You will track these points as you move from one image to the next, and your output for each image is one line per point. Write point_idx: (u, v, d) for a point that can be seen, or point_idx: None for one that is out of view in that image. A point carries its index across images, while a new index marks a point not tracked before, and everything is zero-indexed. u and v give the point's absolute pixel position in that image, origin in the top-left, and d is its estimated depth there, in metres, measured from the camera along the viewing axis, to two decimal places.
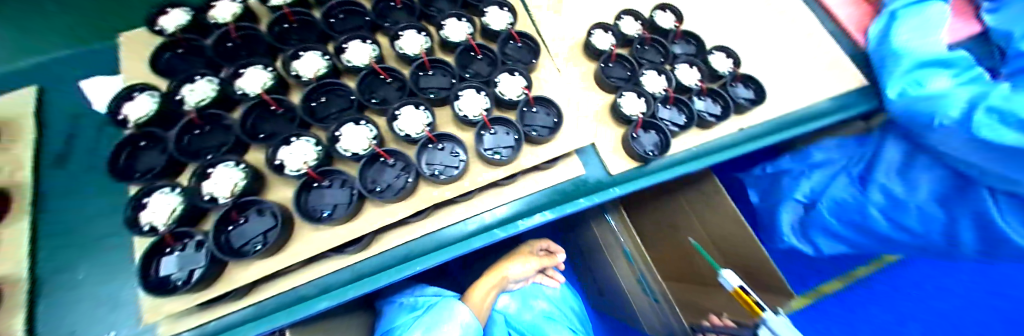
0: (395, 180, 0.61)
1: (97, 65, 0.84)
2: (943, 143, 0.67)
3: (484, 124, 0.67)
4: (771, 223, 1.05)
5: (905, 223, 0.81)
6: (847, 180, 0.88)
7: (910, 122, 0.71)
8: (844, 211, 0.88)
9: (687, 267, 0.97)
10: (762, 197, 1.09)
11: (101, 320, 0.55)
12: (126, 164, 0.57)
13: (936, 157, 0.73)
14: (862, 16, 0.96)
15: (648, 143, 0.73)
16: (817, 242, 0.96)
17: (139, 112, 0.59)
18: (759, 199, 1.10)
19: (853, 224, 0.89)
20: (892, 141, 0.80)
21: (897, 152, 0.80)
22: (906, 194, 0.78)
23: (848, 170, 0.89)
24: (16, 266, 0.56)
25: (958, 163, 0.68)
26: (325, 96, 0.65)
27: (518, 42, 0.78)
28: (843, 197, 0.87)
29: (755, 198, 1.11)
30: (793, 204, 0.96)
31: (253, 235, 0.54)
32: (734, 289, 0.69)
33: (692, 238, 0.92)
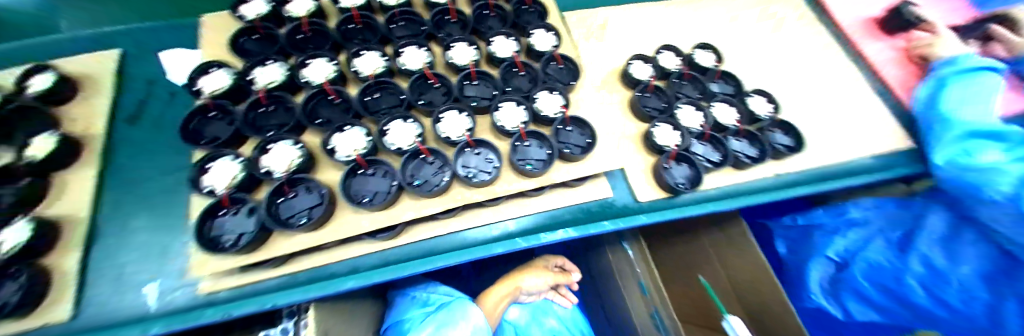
0: (433, 177, 0.64)
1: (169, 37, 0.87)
2: (994, 219, 0.64)
3: (521, 135, 0.70)
4: (797, 278, 0.96)
5: (950, 300, 0.73)
6: (884, 244, 0.84)
7: (960, 193, 0.69)
8: (881, 276, 0.81)
9: (704, 313, 0.89)
10: (790, 248, 1.01)
11: (145, 269, 0.58)
12: (195, 130, 0.63)
13: (981, 229, 0.72)
14: (905, 78, 0.96)
15: (679, 175, 0.74)
16: (849, 306, 0.86)
17: (213, 85, 0.65)
18: (787, 250, 1.02)
19: (890, 292, 0.81)
20: (937, 211, 0.79)
21: (941, 221, 0.78)
22: (949, 267, 0.73)
23: (885, 233, 0.86)
24: (79, 207, 0.60)
25: (1002, 240, 0.66)
26: (378, 93, 0.70)
27: (560, 63, 0.81)
28: (878, 261, 0.82)
29: (783, 248, 1.03)
30: (824, 262, 0.89)
31: (299, 209, 0.58)
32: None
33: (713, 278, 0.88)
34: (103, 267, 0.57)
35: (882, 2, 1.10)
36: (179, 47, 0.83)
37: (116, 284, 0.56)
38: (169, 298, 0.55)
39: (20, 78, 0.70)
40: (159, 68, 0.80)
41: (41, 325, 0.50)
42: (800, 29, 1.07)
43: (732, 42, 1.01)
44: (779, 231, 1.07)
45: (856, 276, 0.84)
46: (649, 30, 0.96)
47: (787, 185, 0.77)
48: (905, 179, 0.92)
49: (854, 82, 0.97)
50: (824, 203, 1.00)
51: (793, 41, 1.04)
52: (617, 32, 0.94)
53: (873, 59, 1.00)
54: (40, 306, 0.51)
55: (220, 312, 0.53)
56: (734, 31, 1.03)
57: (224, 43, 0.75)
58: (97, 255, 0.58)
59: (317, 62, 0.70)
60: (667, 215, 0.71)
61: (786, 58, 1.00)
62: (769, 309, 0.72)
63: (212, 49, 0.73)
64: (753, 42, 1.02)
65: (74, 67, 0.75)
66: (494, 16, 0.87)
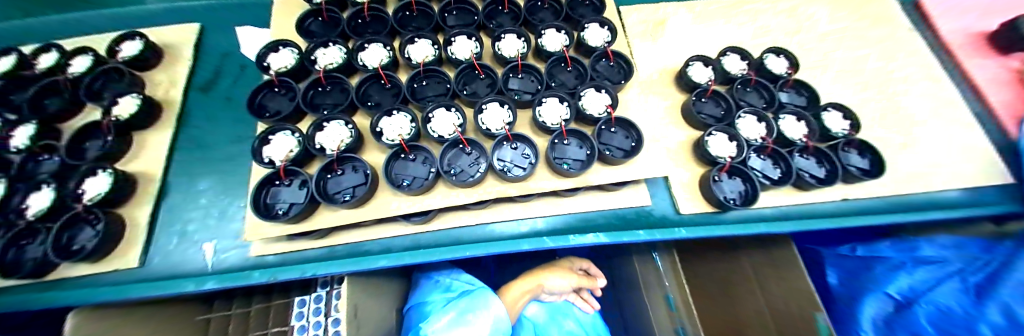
0: (469, 167, 0.64)
1: (239, 11, 0.89)
2: None
3: (561, 133, 0.68)
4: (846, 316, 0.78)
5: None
6: (958, 286, 0.69)
7: None
8: (950, 324, 0.66)
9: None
10: (843, 279, 0.83)
11: (208, 228, 0.64)
12: (259, 104, 0.67)
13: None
14: (1018, 103, 0.83)
15: (730, 189, 0.70)
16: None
17: (282, 64, 0.71)
18: (838, 281, 0.84)
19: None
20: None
21: None
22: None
23: (962, 275, 0.71)
24: (155, 165, 0.67)
25: None
26: (426, 81, 0.72)
27: (610, 61, 0.78)
28: (948, 304, 0.68)
29: (832, 279, 0.85)
30: (883, 300, 0.74)
31: (345, 187, 0.61)
32: None
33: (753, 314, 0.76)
34: (171, 221, 0.64)
35: (998, 17, 0.95)
36: (250, 24, 0.87)
37: (180, 239, 0.62)
38: (221, 257, 0.61)
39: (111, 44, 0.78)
40: (231, 42, 0.85)
41: (111, 270, 0.57)
42: (892, 39, 0.95)
43: (805, 49, 0.92)
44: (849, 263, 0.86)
45: (918, 316, 0.69)
46: (712, 32, 0.90)
47: (857, 211, 0.72)
48: (996, 221, 0.80)
49: (954, 103, 0.84)
50: (891, 235, 0.84)
51: (882, 52, 0.92)
52: (676, 32, 0.88)
53: (977, 80, 0.88)
54: (112, 252, 0.58)
55: (270, 274, 0.57)
56: (807, 36, 0.94)
57: (291, 23, 0.79)
58: (165, 209, 0.65)
59: (373, 47, 0.73)
60: (706, 231, 0.66)
61: (869, 70, 0.89)
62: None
63: (279, 28, 0.77)
64: (832, 51, 0.92)
65: (159, 38, 0.83)
66: (547, 8, 0.85)
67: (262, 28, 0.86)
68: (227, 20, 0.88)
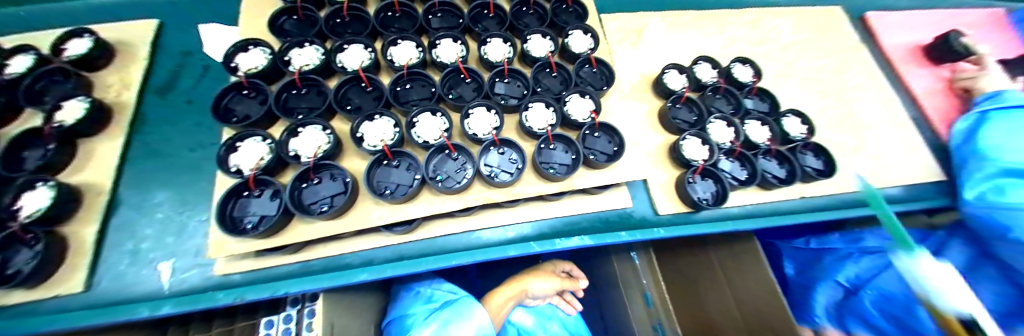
0: (456, 173, 0.63)
1: (200, 5, 0.82)
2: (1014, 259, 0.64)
3: (547, 137, 0.68)
4: (802, 301, 0.86)
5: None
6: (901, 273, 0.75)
7: (982, 227, 0.69)
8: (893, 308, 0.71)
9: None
10: (799, 269, 0.90)
11: (167, 245, 0.58)
12: (226, 107, 0.63)
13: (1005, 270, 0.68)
14: (948, 108, 0.96)
15: (703, 190, 0.74)
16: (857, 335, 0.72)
17: (251, 64, 0.66)
18: (794, 271, 0.92)
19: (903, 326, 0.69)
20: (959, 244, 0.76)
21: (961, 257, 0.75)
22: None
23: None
24: (103, 175, 0.60)
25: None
26: (409, 84, 0.70)
27: (594, 67, 0.80)
28: (893, 291, 0.72)
29: (789, 269, 0.93)
30: (834, 287, 0.81)
31: (323, 196, 0.58)
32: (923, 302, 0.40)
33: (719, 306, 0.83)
34: (121, 238, 0.58)
35: (926, 34, 1.08)
36: (215, 21, 0.81)
37: (132, 259, 0.56)
38: (181, 278, 0.56)
39: (55, 41, 0.68)
40: (194, 40, 0.78)
41: (52, 295, 0.51)
42: (845, 49, 1.05)
43: (770, 58, 0.99)
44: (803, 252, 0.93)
45: (864, 302, 0.74)
46: (688, 41, 0.95)
47: (813, 208, 0.78)
48: (928, 213, 0.91)
49: (894, 110, 0.94)
50: (839, 229, 0.93)
51: (834, 62, 1.02)
52: (654, 40, 0.92)
53: (912, 89, 1.00)
54: (52, 277, 0.52)
55: (236, 295, 0.54)
56: (773, 47, 1.02)
57: (262, 21, 0.74)
58: (115, 226, 0.59)
59: (353, 48, 0.70)
60: (684, 230, 0.70)
61: (826, 78, 0.98)
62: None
63: (247, 26, 0.72)
64: (793, 61, 1.00)
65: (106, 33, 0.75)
66: (532, 13, 0.86)
67: (227, 25, 0.81)
68: (187, 16, 0.81)
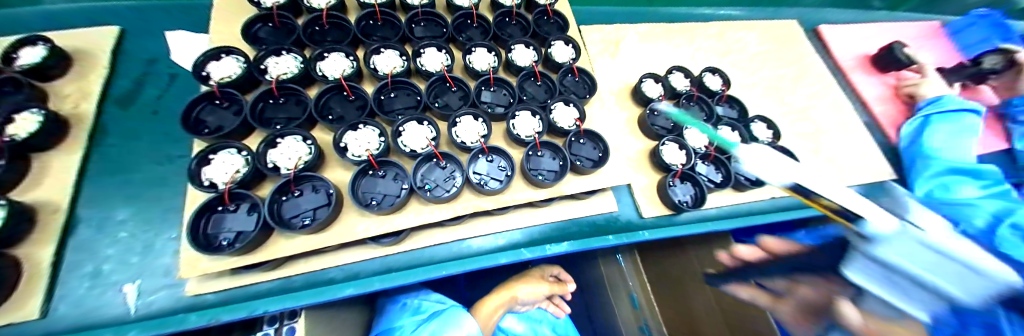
0: (444, 182, 0.63)
1: (166, 11, 0.78)
2: None
3: (535, 145, 0.69)
4: None
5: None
6: None
7: None
8: None
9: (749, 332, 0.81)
10: None
11: (133, 266, 0.54)
12: (197, 118, 0.59)
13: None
14: (895, 113, 1.05)
15: (683, 193, 0.76)
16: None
17: (224, 73, 0.63)
18: None
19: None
20: None
21: None
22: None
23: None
24: (59, 192, 0.55)
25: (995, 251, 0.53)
26: (394, 93, 0.69)
27: (576, 76, 0.82)
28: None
29: None
30: None
31: (305, 209, 0.56)
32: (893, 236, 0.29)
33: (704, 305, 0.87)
34: (81, 260, 0.53)
35: (875, 44, 1.18)
36: (184, 28, 0.78)
37: (93, 282, 0.52)
38: (148, 300, 0.52)
39: (6, 49, 0.63)
40: (161, 47, 0.74)
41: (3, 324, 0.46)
42: (805, 59, 1.13)
43: (739, 68, 1.05)
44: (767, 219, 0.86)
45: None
46: (664, 51, 1.00)
47: (784, 208, 0.83)
48: None
49: (851, 116, 1.02)
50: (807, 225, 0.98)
51: (795, 70, 1.09)
52: (631, 51, 0.96)
53: (867, 96, 1.08)
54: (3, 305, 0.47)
55: (209, 316, 0.51)
56: (740, 57, 1.08)
57: (235, 28, 0.71)
58: (73, 247, 0.54)
59: (334, 56, 0.68)
60: (666, 233, 0.73)
61: (789, 86, 1.06)
62: None
63: (218, 33, 0.69)
64: (759, 70, 1.07)
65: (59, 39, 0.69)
66: (516, 23, 0.87)
67: (197, 32, 0.77)
68: (153, 23, 0.76)
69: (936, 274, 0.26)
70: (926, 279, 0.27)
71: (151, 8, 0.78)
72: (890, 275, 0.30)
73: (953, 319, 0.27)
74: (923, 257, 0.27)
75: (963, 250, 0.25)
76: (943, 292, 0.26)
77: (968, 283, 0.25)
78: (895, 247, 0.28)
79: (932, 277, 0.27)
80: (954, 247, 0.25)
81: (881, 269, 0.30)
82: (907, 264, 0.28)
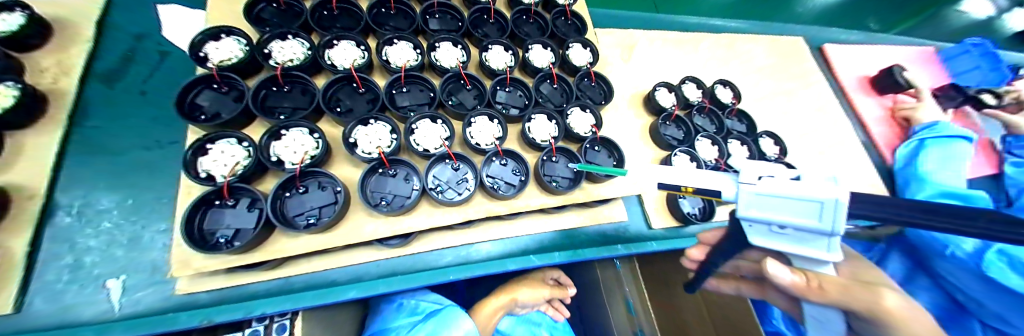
0: (456, 184, 0.60)
1: None
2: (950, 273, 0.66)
3: (550, 150, 0.67)
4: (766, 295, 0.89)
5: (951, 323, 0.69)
6: None
7: (922, 243, 0.72)
8: None
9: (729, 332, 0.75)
10: None
11: (117, 259, 0.49)
12: (191, 103, 0.55)
13: (935, 279, 0.72)
14: (890, 135, 1.08)
15: (692, 205, 0.76)
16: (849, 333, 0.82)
17: (224, 56, 0.58)
18: None
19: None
20: (897, 255, 0.80)
21: (899, 267, 0.79)
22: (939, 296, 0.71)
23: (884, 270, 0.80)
24: (36, 175, 0.50)
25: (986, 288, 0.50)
26: (406, 87, 0.66)
27: (592, 81, 0.80)
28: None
29: None
30: None
31: (310, 207, 0.53)
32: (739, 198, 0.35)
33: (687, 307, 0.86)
34: (59, 251, 0.48)
35: (877, 65, 1.20)
36: (178, 3, 0.72)
37: (72, 276, 0.48)
38: (135, 297, 0.48)
39: None
40: (152, 23, 0.69)
41: None
42: (811, 76, 1.13)
43: (748, 82, 1.06)
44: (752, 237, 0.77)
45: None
46: (677, 60, 0.99)
47: None
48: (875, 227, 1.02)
49: (851, 135, 1.04)
50: None
51: (799, 87, 1.10)
52: (644, 57, 0.94)
53: (866, 117, 1.10)
54: None
55: (201, 316, 0.48)
56: (748, 70, 1.08)
57: (235, 7, 0.65)
58: (49, 236, 0.49)
59: (343, 44, 0.64)
60: (673, 244, 0.73)
61: (794, 103, 1.07)
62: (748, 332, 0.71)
63: (217, 9, 0.63)
64: (765, 85, 1.07)
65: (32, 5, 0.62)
66: (533, 23, 0.84)
67: (191, 8, 0.72)
68: None
69: (787, 215, 0.31)
70: (784, 222, 0.31)
71: None
72: (766, 226, 0.34)
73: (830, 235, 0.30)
74: (769, 205, 0.32)
75: (788, 190, 0.30)
76: (806, 226, 0.30)
77: (813, 212, 0.29)
78: (749, 203, 0.34)
79: (788, 218, 0.31)
80: (775, 189, 0.31)
81: (764, 226, 0.35)
82: (764, 214, 0.33)
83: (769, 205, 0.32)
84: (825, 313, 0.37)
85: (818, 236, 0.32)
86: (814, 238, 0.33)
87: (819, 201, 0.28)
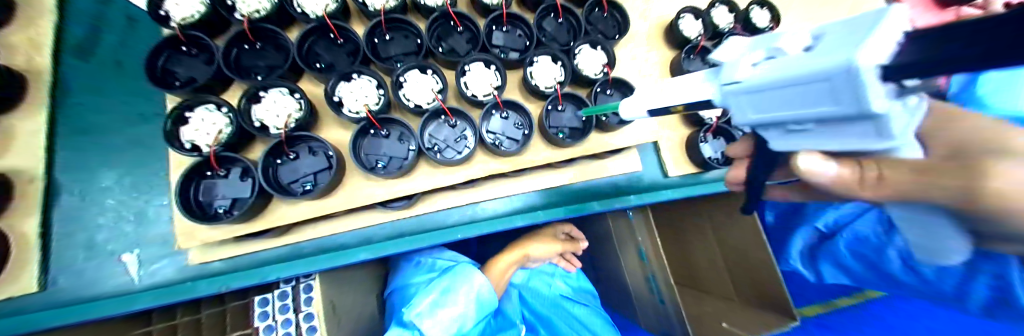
0: (455, 142, 0.56)
1: None
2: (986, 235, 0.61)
3: (556, 98, 0.60)
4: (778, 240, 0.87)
5: (926, 273, 0.69)
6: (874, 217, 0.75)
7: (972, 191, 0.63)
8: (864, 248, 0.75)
9: (741, 263, 0.67)
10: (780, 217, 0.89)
11: (128, 235, 0.50)
12: (164, 68, 0.51)
13: None
14: None
15: (714, 149, 0.69)
16: (828, 274, 0.80)
17: (185, 12, 0.52)
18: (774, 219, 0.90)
19: (871, 264, 0.75)
20: None
21: None
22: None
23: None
24: (32, 159, 0.50)
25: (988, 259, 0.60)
26: (390, 34, 0.58)
27: (605, 11, 0.69)
28: (865, 232, 0.76)
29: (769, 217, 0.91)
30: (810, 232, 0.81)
31: (303, 173, 0.51)
32: (733, 98, 0.25)
33: (703, 249, 0.81)
34: (72, 230, 0.50)
35: None
36: None
37: (88, 253, 0.49)
38: (151, 270, 0.50)
39: None
40: None
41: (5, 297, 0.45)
42: None
43: None
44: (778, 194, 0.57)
45: (839, 246, 0.77)
46: None
47: None
48: None
49: None
50: None
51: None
52: None
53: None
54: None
55: (218, 284, 0.50)
56: None
57: None
58: (59, 217, 0.50)
59: None
60: (691, 192, 0.69)
61: None
62: (759, 278, 0.63)
63: None
64: None
65: None
66: None
67: None
68: None
69: (797, 105, 0.21)
70: (795, 113, 0.21)
71: None
72: (782, 126, 0.25)
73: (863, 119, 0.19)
74: (770, 101, 0.22)
75: (784, 72, 0.20)
76: (823, 114, 0.20)
77: (825, 95, 0.18)
78: (749, 106, 0.25)
79: (798, 109, 0.21)
80: (769, 78, 0.21)
81: (780, 124, 0.25)
82: (772, 112, 0.23)
83: (770, 100, 0.22)
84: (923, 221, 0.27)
85: (856, 125, 0.20)
86: (856, 132, 0.21)
87: (825, 78, 0.17)
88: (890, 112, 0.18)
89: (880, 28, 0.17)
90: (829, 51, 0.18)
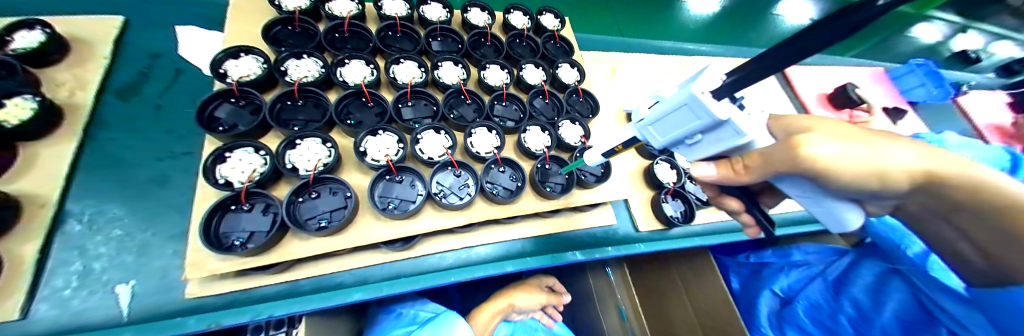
0: (459, 190, 0.65)
1: (178, 12, 0.77)
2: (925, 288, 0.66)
3: (544, 158, 0.73)
4: (747, 310, 0.87)
5: None
6: (822, 284, 0.80)
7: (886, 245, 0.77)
8: (822, 316, 0.75)
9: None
10: (743, 283, 0.93)
11: (125, 264, 0.51)
12: (210, 115, 0.59)
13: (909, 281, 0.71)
14: None
15: (674, 209, 0.82)
16: None
17: (244, 73, 0.63)
18: (739, 285, 0.94)
19: (830, 332, 0.73)
20: (868, 261, 0.79)
21: (870, 272, 0.77)
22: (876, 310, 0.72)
23: (823, 274, 0.82)
24: (50, 184, 0.52)
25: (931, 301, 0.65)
26: (411, 101, 0.71)
27: (580, 96, 0.88)
28: (816, 298, 0.78)
29: (733, 284, 0.96)
30: (769, 297, 0.83)
31: (320, 211, 0.56)
32: (649, 130, 0.41)
33: (677, 310, 0.87)
34: (69, 257, 0.50)
35: (840, 80, 1.30)
36: (195, 25, 0.77)
37: (80, 282, 0.49)
38: (142, 302, 0.49)
39: None
40: (171, 43, 0.73)
41: None
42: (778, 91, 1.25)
43: None
44: (751, 232, 0.62)
45: (797, 311, 0.77)
46: (657, 78, 1.07)
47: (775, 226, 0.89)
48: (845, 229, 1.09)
49: None
50: (775, 245, 0.97)
51: (769, 100, 1.20)
52: (626, 74, 1.03)
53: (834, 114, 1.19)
54: None
55: (208, 321, 0.49)
56: None
57: (257, 31, 0.71)
58: (59, 243, 0.50)
59: (354, 63, 0.70)
60: (661, 246, 0.78)
61: None
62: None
63: (234, 31, 0.69)
64: None
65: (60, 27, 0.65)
66: (525, 45, 0.93)
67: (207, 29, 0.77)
68: (165, 22, 0.75)
69: (684, 125, 0.36)
70: (687, 130, 0.36)
71: (162, 8, 0.76)
72: (683, 139, 0.39)
73: (720, 124, 0.33)
74: (670, 126, 0.37)
75: (667, 108, 0.35)
76: (700, 126, 0.34)
77: (692, 114, 0.33)
78: (661, 133, 0.40)
79: (686, 127, 0.36)
80: (662, 113, 0.37)
81: (685, 140, 0.39)
82: (675, 133, 0.38)
83: (668, 125, 0.37)
84: (803, 191, 0.40)
85: (721, 130, 0.34)
86: (727, 135, 0.35)
87: (685, 104, 0.33)
88: (732, 118, 0.32)
89: (707, 74, 0.32)
90: (681, 91, 0.34)
